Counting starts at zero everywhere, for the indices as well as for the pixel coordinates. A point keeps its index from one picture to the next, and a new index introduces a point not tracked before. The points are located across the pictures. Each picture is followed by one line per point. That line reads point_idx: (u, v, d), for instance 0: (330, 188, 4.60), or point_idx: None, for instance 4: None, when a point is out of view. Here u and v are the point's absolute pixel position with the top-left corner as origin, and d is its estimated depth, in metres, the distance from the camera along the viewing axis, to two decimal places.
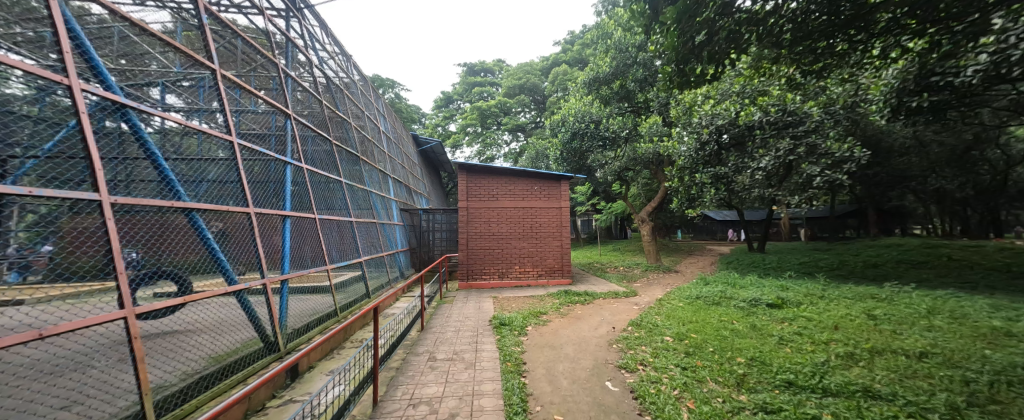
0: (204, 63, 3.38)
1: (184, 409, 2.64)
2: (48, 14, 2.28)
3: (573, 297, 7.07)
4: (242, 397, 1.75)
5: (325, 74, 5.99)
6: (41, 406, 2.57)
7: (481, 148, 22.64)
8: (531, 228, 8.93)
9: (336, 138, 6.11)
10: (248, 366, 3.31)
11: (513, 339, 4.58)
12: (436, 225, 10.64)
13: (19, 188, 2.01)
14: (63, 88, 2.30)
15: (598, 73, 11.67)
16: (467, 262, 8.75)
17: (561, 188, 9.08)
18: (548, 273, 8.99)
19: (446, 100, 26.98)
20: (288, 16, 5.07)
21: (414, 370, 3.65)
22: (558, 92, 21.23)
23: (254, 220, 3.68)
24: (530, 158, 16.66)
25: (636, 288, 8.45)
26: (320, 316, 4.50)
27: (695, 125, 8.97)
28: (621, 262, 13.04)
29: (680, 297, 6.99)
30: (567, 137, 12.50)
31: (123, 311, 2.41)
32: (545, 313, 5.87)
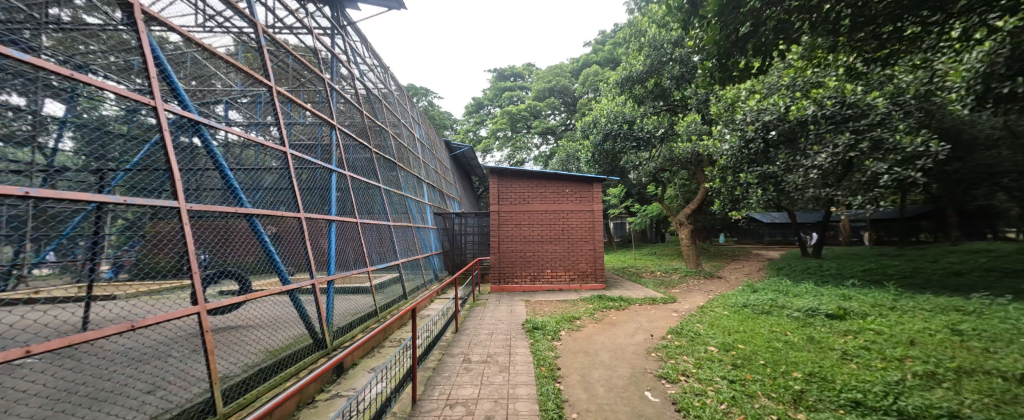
0: (264, 82, 3.62)
1: (246, 398, 2.88)
2: (137, 45, 2.57)
3: (607, 302, 6.90)
4: (297, 391, 1.92)
5: (365, 86, 6.35)
6: (133, 389, 2.94)
7: (512, 153, 22.81)
8: (562, 232, 8.84)
9: (375, 146, 6.44)
10: (299, 361, 3.54)
11: (546, 343, 4.54)
12: (469, 229, 10.85)
13: (115, 197, 2.28)
14: (149, 109, 2.58)
15: (632, 72, 11.37)
16: (500, 266, 8.83)
17: (593, 190, 8.92)
18: (581, 278, 8.83)
19: (477, 106, 27.45)
20: (333, 34, 5.45)
21: (450, 371, 3.74)
22: (590, 93, 20.94)
23: (304, 224, 3.91)
24: (561, 161, 16.52)
25: (676, 294, 8.08)
26: (361, 315, 4.73)
27: (739, 122, 8.46)
28: (659, 266, 12.54)
29: (725, 305, 6.57)
30: (600, 139, 12.29)
31: (196, 306, 2.65)
32: (579, 318, 5.77)
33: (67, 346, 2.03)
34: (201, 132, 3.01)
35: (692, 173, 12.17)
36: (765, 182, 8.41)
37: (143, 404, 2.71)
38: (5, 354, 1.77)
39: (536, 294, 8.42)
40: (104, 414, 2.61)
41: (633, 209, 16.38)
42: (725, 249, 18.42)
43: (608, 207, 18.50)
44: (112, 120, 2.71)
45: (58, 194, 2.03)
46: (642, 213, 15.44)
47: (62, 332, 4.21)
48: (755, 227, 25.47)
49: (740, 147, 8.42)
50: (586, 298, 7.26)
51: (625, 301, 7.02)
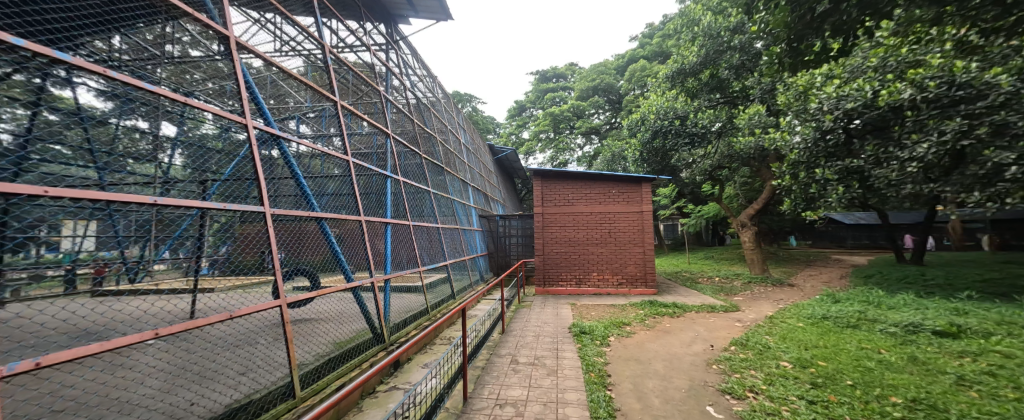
0: (330, 97, 3.93)
1: (319, 385, 3.16)
2: (232, 72, 2.88)
3: (660, 308, 6.54)
4: (364, 382, 2.07)
5: (416, 96, 6.72)
6: (230, 370, 3.36)
7: (554, 154, 22.61)
8: (612, 235, 8.55)
9: (425, 152, 6.77)
10: (362, 353, 3.80)
11: (595, 349, 4.42)
12: (512, 231, 10.99)
13: (216, 203, 2.46)
14: (242, 127, 2.82)
15: (686, 64, 10.66)
16: (545, 268, 8.75)
17: (643, 190, 8.51)
18: (630, 282, 8.46)
19: (520, 109, 27.48)
20: (388, 49, 5.85)
21: (498, 371, 3.80)
22: (636, 90, 20.10)
23: (365, 226, 4.13)
24: (607, 161, 16.07)
25: (738, 302, 7.41)
26: (414, 313, 5.01)
27: (814, 112, 7.56)
28: (717, 272, 11.56)
29: (799, 316, 5.89)
30: (649, 136, 11.67)
31: (277, 300, 2.81)
32: (628, 324, 5.53)
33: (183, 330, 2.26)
34: (281, 146, 3.26)
35: (754, 170, 11.11)
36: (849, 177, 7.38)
37: (238, 384, 3.09)
38: (138, 335, 2.05)
39: (582, 297, 8.23)
40: (209, 390, 3.03)
41: (685, 209, 15.33)
42: (796, 254, 16.45)
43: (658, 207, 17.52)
44: (209, 139, 3.37)
45: (177, 201, 2.28)
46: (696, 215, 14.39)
47: (167, 320, 4.91)
48: (834, 229, 22.53)
49: (816, 139, 7.52)
50: (637, 303, 6.94)
51: (679, 308, 6.59)
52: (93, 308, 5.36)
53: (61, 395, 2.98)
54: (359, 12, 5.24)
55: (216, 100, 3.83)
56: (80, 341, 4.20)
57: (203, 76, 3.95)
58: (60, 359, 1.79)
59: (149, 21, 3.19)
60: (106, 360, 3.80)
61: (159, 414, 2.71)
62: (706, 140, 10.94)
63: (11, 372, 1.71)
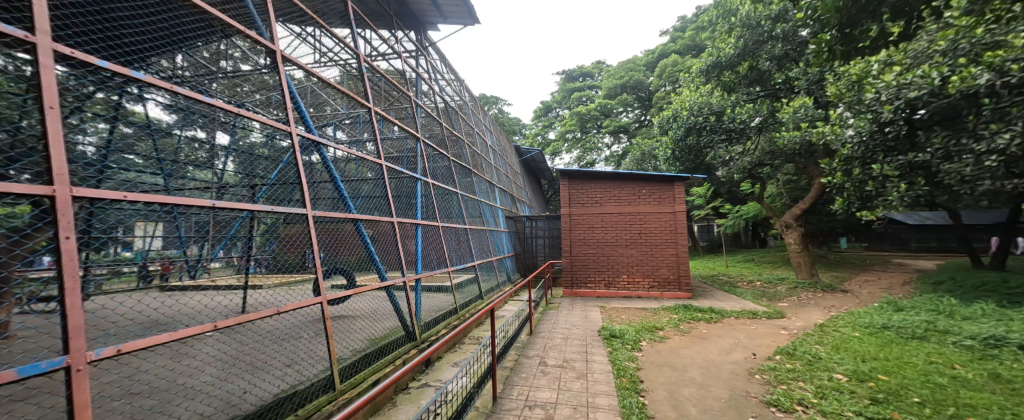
0: (365, 104, 4.06)
1: (356, 379, 3.29)
2: (277, 83, 3.05)
3: (695, 313, 6.25)
4: (399, 379, 2.11)
5: (444, 100, 6.87)
6: (278, 362, 3.59)
7: (581, 154, 22.21)
8: (644, 236, 8.29)
9: (453, 155, 6.88)
10: (395, 350, 3.91)
11: (626, 353, 4.29)
12: (538, 232, 11.00)
13: (264, 205, 2.55)
14: (287, 134, 2.97)
15: (723, 56, 10.14)
16: (573, 270, 8.62)
17: (676, 190, 8.21)
18: (663, 285, 8.18)
19: (545, 109, 27.18)
20: (417, 55, 6.03)
21: (527, 373, 3.80)
22: (667, 86, 19.37)
23: (397, 227, 4.22)
24: (636, 160, 15.73)
25: (783, 308, 6.92)
26: (444, 312, 5.12)
27: (869, 103, 6.26)
28: (759, 275, 10.86)
29: (854, 325, 5.40)
30: (682, 133, 11.21)
31: (318, 297, 2.88)
32: (662, 329, 5.32)
33: (237, 324, 2.43)
34: (321, 151, 3.38)
35: (800, 167, 10.35)
36: (911, 173, 6.38)
37: (285, 375, 3.31)
38: (200, 327, 2.21)
39: (612, 300, 8.03)
40: (261, 379, 3.27)
41: (721, 209, 14.54)
42: (849, 257, 15.14)
43: (690, 207, 16.76)
44: (257, 147, 3.68)
45: (228, 204, 2.40)
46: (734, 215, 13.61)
47: (216, 314, 5.32)
48: (894, 231, 20.54)
49: (872, 132, 6.29)
50: (671, 307, 6.67)
51: (717, 314, 6.26)
52: (159, 301, 5.94)
53: (138, 380, 3.33)
54: (390, 21, 5.43)
55: (263, 110, 4.15)
56: (151, 331, 4.66)
57: (254, 89, 4.32)
58: (135, 347, 1.99)
59: (207, 40, 3.59)
60: (172, 349, 4.18)
61: (215, 401, 2.94)
62: (744, 136, 10.34)
63: (100, 357, 1.94)
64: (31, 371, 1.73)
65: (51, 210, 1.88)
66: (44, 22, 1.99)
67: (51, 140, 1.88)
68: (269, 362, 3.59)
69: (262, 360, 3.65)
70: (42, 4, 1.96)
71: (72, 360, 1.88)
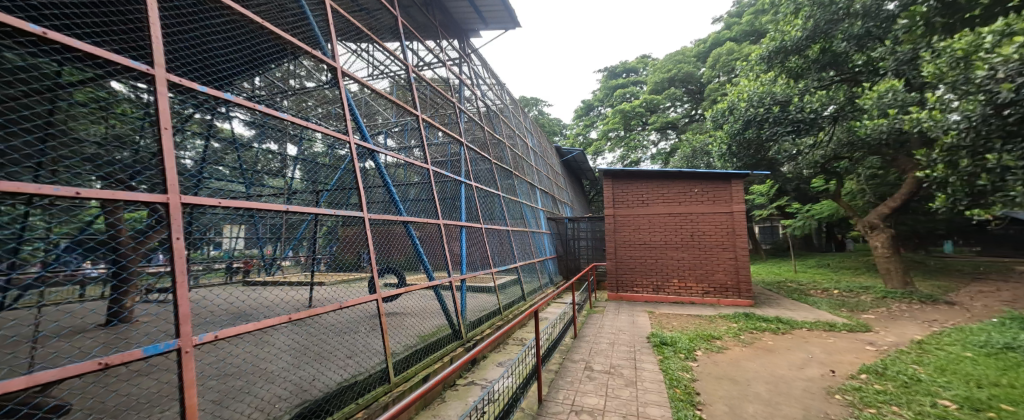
0: (413, 112, 4.22)
1: (407, 374, 3.46)
2: (338, 97, 3.28)
3: (759, 323, 5.70)
4: (448, 376, 2.12)
5: (485, 103, 6.99)
6: (340, 353, 3.90)
7: (625, 153, 21.23)
8: (701, 238, 7.75)
9: (495, 157, 6.95)
10: (443, 347, 4.06)
11: (679, 362, 4.04)
12: (581, 233, 10.85)
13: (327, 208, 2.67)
14: (347, 144, 3.16)
15: (789, 39, 9.24)
16: (617, 273, 8.35)
17: (733, 188, 7.58)
18: (719, 291, 7.62)
19: (586, 108, 26.44)
20: (461, 62, 6.20)
21: (572, 377, 3.72)
22: (722, 76, 18.01)
23: (444, 229, 4.30)
24: (685, 157, 15.35)
25: (868, 321, 6.06)
26: (488, 312, 5.20)
27: (981, 82, 4.92)
28: (836, 283, 9.59)
29: (963, 343, 4.57)
30: (740, 127, 10.46)
31: (373, 295, 3.03)
32: (719, 338, 4.93)
33: (306, 317, 2.66)
34: (375, 157, 3.53)
35: (887, 159, 9.02)
36: None
37: (346, 365, 3.58)
38: (278, 318, 2.45)
39: (661, 305, 7.67)
40: (326, 368, 3.56)
41: (787, 209, 13.09)
42: (956, 263, 12.88)
43: (749, 208, 15.31)
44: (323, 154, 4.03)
45: (293, 207, 2.56)
46: (803, 215, 12.17)
47: (282, 306, 5.90)
48: (1018, 233, 17.12)
49: (984, 116, 5.02)
50: (730, 316, 6.16)
51: (786, 325, 5.64)
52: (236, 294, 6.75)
53: (229, 363, 3.80)
54: (435, 31, 5.65)
55: (326, 122, 4.53)
56: (233, 320, 5.29)
57: (316, 103, 4.77)
58: (229, 334, 2.25)
59: (280, 60, 4.16)
60: (255, 337, 4.72)
61: (288, 385, 3.26)
62: (817, 127, 9.30)
63: (203, 341, 2.22)
64: (153, 351, 2.02)
65: (166, 216, 2.18)
66: (160, 55, 2.29)
67: (166, 155, 2.17)
68: (333, 353, 3.91)
69: (328, 350, 3.99)
70: (159, 38, 2.26)
71: (181, 342, 2.17)
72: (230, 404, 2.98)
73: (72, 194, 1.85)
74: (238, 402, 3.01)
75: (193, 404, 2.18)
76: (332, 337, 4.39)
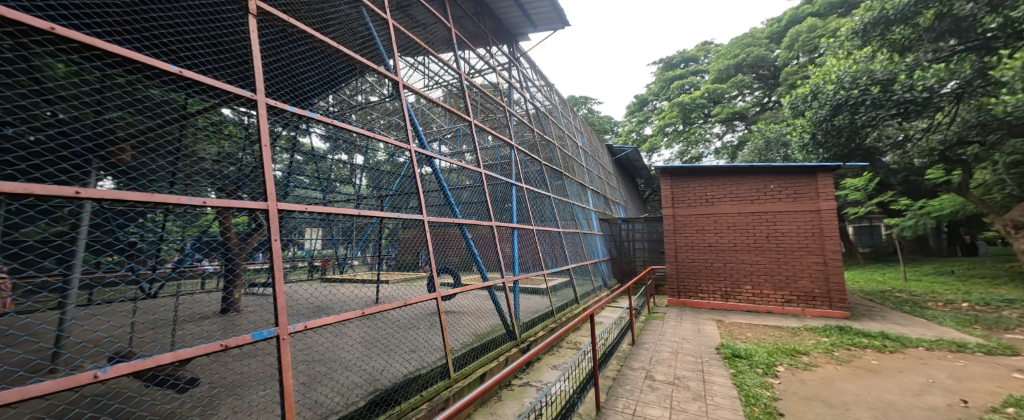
0: (466, 118, 4.34)
1: (464, 371, 3.56)
2: (400, 107, 3.47)
3: (858, 339, 4.92)
4: (508, 374, 2.08)
5: (534, 105, 6.96)
6: (403, 347, 4.15)
7: (684, 148, 19.75)
8: (781, 239, 6.98)
9: (544, 158, 6.88)
10: (499, 346, 4.13)
11: (755, 378, 3.63)
12: (636, 235, 10.39)
13: (390, 211, 2.77)
14: (409, 151, 3.32)
15: (891, 8, 8.34)
16: (680, 277, 7.77)
17: (819, 183, 6.74)
18: (802, 300, 6.77)
19: (640, 103, 24.94)
20: (509, 67, 6.27)
21: (632, 385, 3.53)
22: (802, 57, 16.10)
23: (497, 231, 4.31)
24: (758, 149, 14.35)
25: (1012, 341, 4.92)
26: (541, 315, 5.15)
27: None
28: (962, 294, 7.91)
29: None
30: (827, 113, 9.65)
31: (432, 293, 3.16)
32: (806, 354, 4.33)
33: (376, 312, 2.87)
34: (432, 162, 3.66)
35: None
36: None
37: (409, 359, 3.79)
38: (351, 313, 2.67)
39: (732, 313, 6.98)
40: (391, 360, 3.82)
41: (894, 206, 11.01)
42: None
43: (839, 206, 13.25)
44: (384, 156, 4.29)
45: (360, 212, 2.67)
46: (916, 213, 10.13)
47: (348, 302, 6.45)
48: None
49: None
50: (820, 329, 5.40)
51: (895, 342, 4.79)
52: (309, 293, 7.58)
53: (311, 352, 4.24)
54: (486, 38, 5.78)
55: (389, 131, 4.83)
56: (308, 315, 5.91)
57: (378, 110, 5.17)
58: (317, 325, 2.53)
59: (351, 77, 4.62)
60: (331, 328, 5.20)
61: (364, 373, 3.56)
62: (932, 107, 8.47)
63: (296, 330, 2.49)
64: (258, 337, 2.33)
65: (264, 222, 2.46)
66: (261, 80, 2.55)
67: (264, 168, 2.41)
68: (399, 347, 4.17)
69: (394, 344, 4.26)
70: (259, 63, 2.50)
71: (280, 330, 2.45)
72: (316, 387, 3.34)
73: (200, 204, 2.18)
74: (323, 385, 3.36)
75: (289, 385, 2.46)
76: (397, 332, 4.69)
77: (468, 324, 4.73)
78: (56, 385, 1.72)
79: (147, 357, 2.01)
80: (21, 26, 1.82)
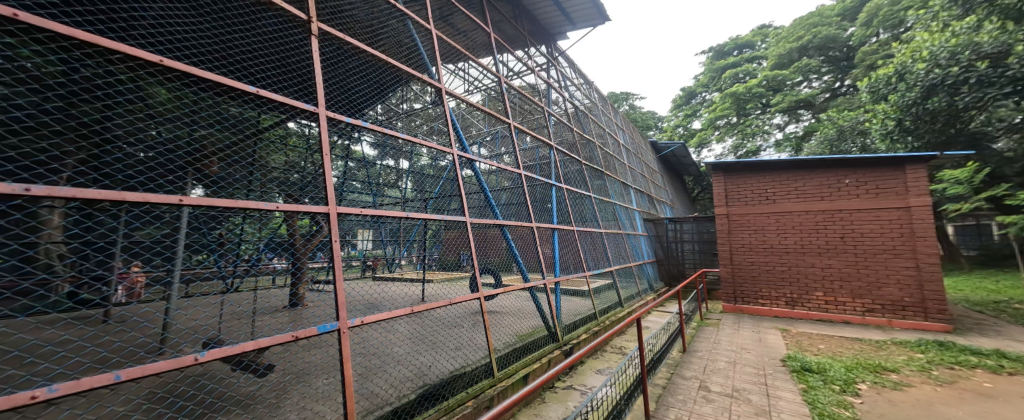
0: (505, 120, 4.34)
1: (508, 371, 3.58)
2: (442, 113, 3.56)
3: (965, 356, 4.20)
4: (554, 376, 2.02)
5: (574, 104, 6.82)
6: (448, 345, 4.25)
7: (739, 141, 17.90)
8: (862, 239, 6.20)
9: (585, 158, 6.71)
10: (540, 348, 4.08)
11: (831, 395, 3.25)
12: (685, 236, 9.81)
13: (434, 215, 2.83)
14: (451, 155, 3.37)
15: None
16: (739, 279, 7.17)
17: (909, 175, 5.93)
18: (891, 309, 5.93)
19: (688, 96, 23.46)
20: (548, 67, 6.19)
21: (684, 396, 3.31)
22: (884, 34, 14.33)
23: (537, 232, 4.28)
24: (828, 141, 12.84)
25: None
26: (583, 318, 5.03)
27: None
28: None
29: None
30: (918, 96, 8.73)
31: (476, 293, 3.19)
32: (894, 371, 3.79)
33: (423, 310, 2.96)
34: (473, 165, 3.71)
35: None
36: None
37: (455, 357, 3.88)
38: (401, 311, 2.78)
39: (801, 321, 6.32)
40: (438, 357, 3.93)
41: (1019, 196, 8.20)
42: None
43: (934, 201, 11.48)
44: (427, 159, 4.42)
45: (408, 215, 2.75)
46: None
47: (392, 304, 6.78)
48: None
49: None
50: (913, 344, 4.69)
51: (1016, 361, 4.03)
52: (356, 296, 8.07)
53: (366, 346, 4.50)
54: (524, 40, 5.74)
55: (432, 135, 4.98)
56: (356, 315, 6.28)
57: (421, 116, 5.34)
58: (372, 320, 2.67)
59: (397, 84, 4.82)
60: (381, 324, 5.48)
61: (414, 368, 3.70)
62: None
63: (354, 325, 2.65)
64: (323, 329, 2.51)
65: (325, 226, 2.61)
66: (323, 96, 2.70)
67: (326, 176, 2.55)
68: (445, 344, 4.29)
69: (441, 341, 4.38)
70: (320, 79, 2.65)
71: (340, 325, 2.60)
72: (371, 379, 3.53)
73: (274, 209, 2.35)
74: (378, 377, 3.54)
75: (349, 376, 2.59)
76: (443, 330, 4.82)
77: (511, 325, 4.74)
78: (162, 368, 1.98)
79: (234, 345, 2.24)
80: (136, 60, 2.08)
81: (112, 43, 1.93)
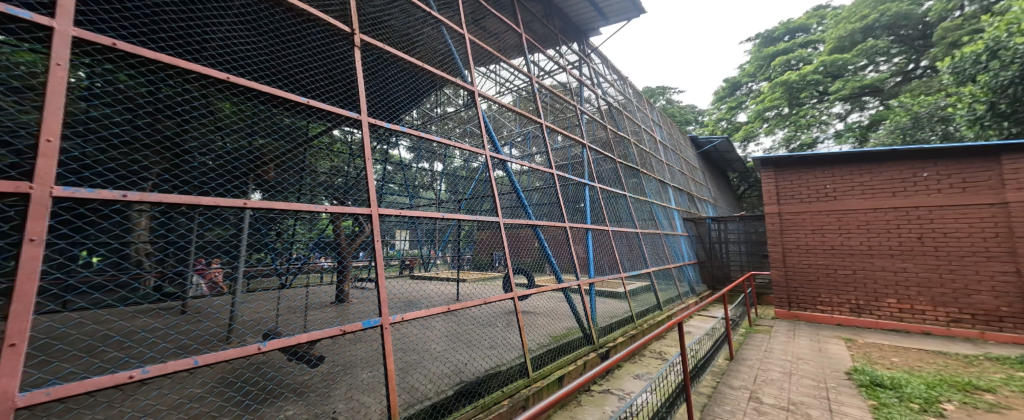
0: (537, 120, 4.29)
1: (543, 371, 3.53)
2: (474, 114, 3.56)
3: None
4: (597, 375, 1.94)
5: (607, 101, 6.61)
6: (483, 344, 4.28)
7: (792, 133, 16.53)
8: (946, 238, 5.49)
9: (620, 156, 6.49)
10: (575, 350, 4.00)
11: (906, 414, 2.91)
12: (729, 236, 9.24)
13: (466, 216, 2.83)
14: (483, 157, 3.36)
15: None
16: (795, 281, 6.61)
17: (1003, 167, 5.19)
18: (984, 316, 5.20)
19: (732, 87, 22.07)
20: (580, 64, 6.03)
21: (732, 406, 3.10)
22: (970, 6, 12.65)
23: (570, 233, 4.19)
24: (898, 129, 11.57)
25: None
26: (619, 321, 4.85)
27: None
28: None
29: None
30: (1015, 74, 7.60)
31: (510, 293, 3.17)
32: (986, 389, 3.33)
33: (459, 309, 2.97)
34: (506, 166, 3.69)
35: None
36: None
37: (490, 355, 3.90)
38: (439, 308, 2.81)
39: (869, 329, 5.71)
40: (473, 355, 3.96)
41: None
42: None
43: None
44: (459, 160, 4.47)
45: (442, 216, 2.76)
46: None
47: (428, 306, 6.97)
48: None
49: None
50: (1012, 360, 4.08)
51: None
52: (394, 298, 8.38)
53: (406, 342, 4.64)
54: (556, 39, 5.64)
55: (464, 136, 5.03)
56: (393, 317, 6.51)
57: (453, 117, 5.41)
58: (412, 317, 2.74)
59: (430, 87, 4.91)
60: (419, 322, 5.64)
61: (451, 365, 3.75)
62: None
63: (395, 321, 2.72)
64: (368, 324, 2.59)
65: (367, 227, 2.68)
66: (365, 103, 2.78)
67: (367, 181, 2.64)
68: (481, 343, 4.31)
69: (477, 339, 4.42)
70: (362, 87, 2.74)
71: (382, 321, 2.68)
72: (410, 374, 3.63)
73: (322, 211, 2.44)
74: (417, 372, 3.64)
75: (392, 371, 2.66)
76: (478, 329, 4.86)
77: (546, 326, 4.68)
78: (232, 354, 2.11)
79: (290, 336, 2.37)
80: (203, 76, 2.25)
81: (189, 64, 2.08)
